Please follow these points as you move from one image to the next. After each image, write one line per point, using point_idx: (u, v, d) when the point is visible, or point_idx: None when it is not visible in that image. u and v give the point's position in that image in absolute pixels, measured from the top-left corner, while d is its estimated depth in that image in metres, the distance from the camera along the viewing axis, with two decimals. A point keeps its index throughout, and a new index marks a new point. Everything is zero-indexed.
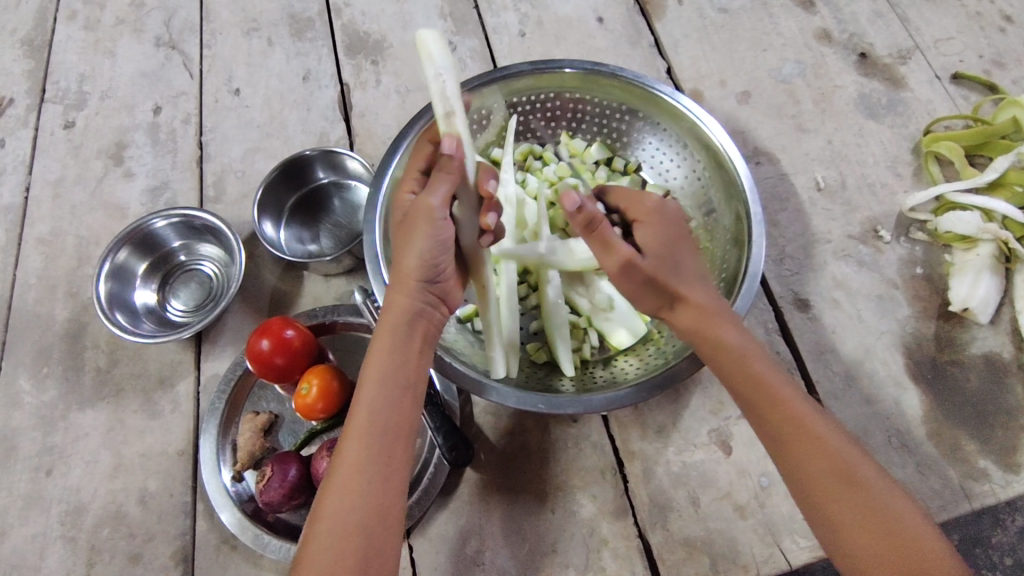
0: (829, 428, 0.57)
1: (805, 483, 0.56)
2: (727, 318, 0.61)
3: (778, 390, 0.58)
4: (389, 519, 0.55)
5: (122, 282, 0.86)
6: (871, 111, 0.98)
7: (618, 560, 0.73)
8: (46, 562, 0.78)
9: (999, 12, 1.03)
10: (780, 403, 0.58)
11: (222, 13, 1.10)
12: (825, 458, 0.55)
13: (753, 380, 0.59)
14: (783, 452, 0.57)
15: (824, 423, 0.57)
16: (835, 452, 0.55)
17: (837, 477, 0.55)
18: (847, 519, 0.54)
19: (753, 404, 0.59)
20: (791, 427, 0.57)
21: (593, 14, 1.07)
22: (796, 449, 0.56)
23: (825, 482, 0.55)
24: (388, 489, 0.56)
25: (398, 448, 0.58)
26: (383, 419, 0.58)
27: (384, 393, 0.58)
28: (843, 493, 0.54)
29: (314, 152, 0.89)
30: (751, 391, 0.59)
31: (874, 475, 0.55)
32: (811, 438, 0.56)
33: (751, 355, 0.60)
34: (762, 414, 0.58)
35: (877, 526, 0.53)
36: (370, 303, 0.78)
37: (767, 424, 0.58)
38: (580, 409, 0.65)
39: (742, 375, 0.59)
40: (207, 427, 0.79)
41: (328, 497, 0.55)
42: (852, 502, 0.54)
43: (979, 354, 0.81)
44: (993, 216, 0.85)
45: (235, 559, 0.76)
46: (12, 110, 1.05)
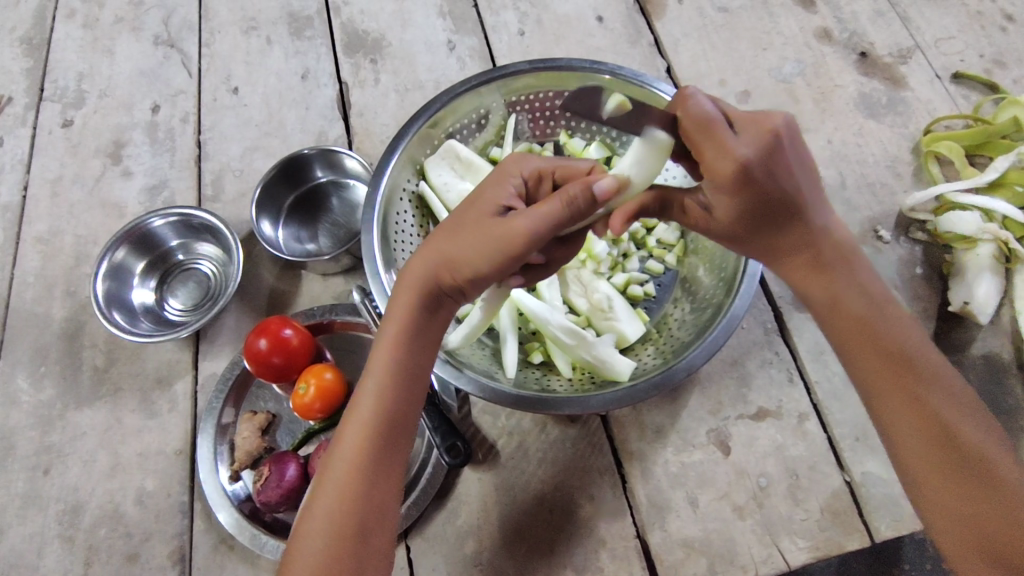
0: (933, 380, 0.57)
1: (896, 438, 0.57)
2: (839, 270, 0.60)
3: (891, 345, 0.58)
4: (385, 519, 0.57)
5: (120, 281, 0.86)
6: (872, 110, 0.97)
7: (616, 561, 0.73)
8: (43, 561, 0.77)
9: (1000, 11, 1.03)
10: (887, 356, 0.58)
11: (221, 12, 1.10)
12: (926, 414, 0.56)
13: (865, 336, 0.59)
14: (876, 405, 0.58)
15: (937, 389, 0.57)
16: (934, 409, 0.56)
17: (931, 437, 0.55)
18: (938, 475, 0.54)
19: (854, 356, 0.60)
20: (891, 381, 0.57)
21: (592, 13, 1.07)
22: (892, 405, 0.57)
23: (920, 441, 0.55)
24: (386, 491, 0.57)
25: (400, 447, 0.59)
26: (385, 418, 0.58)
27: (395, 389, 0.58)
28: (940, 452, 0.55)
29: (313, 151, 0.89)
30: (857, 340, 0.59)
31: (975, 431, 0.55)
32: (912, 397, 0.56)
33: (856, 304, 0.59)
34: (862, 363, 0.59)
35: (970, 482, 0.54)
36: (368, 302, 0.78)
37: (868, 376, 0.59)
38: (577, 409, 0.65)
39: (850, 323, 0.59)
40: (205, 426, 0.79)
41: (321, 501, 0.56)
42: (948, 461, 0.54)
43: (979, 354, 0.81)
44: (993, 216, 0.84)
45: (232, 559, 0.76)
46: (11, 110, 1.05)
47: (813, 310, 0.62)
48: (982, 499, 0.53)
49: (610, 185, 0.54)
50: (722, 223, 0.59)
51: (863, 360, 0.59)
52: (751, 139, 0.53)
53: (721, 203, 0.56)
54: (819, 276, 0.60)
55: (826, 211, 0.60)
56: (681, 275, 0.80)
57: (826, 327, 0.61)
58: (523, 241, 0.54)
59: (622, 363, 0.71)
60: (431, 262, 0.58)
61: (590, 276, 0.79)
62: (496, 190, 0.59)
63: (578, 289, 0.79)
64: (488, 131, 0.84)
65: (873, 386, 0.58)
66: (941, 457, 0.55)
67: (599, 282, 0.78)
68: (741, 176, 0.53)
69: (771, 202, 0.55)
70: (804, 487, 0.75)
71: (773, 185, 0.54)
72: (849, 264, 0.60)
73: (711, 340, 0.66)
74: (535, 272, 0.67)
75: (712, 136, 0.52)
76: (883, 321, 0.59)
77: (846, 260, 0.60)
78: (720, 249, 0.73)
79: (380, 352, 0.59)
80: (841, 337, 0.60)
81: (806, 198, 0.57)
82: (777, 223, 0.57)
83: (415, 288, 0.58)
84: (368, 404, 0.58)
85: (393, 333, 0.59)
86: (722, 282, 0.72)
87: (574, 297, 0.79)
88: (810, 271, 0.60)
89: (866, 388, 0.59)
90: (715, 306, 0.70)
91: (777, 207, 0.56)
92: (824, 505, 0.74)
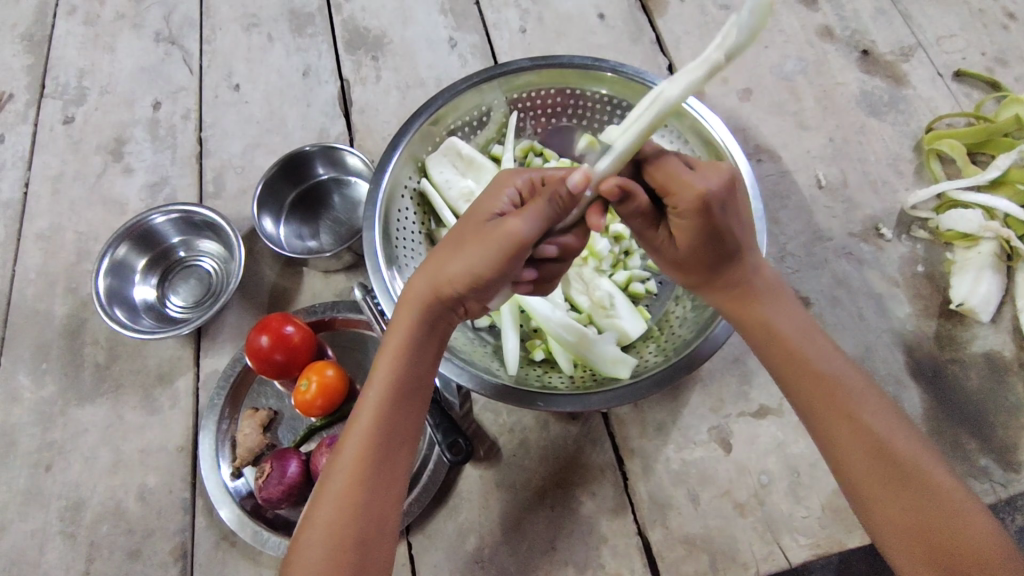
0: (866, 398, 0.57)
1: (839, 462, 0.57)
2: (769, 303, 0.61)
3: (821, 366, 0.59)
4: (384, 528, 0.57)
5: (121, 277, 0.86)
6: (873, 108, 0.97)
7: (617, 557, 0.73)
8: (45, 558, 0.77)
9: (1002, 9, 1.03)
10: (818, 377, 0.58)
11: (222, 9, 1.10)
12: (860, 429, 0.56)
13: (798, 361, 0.59)
14: (818, 428, 0.58)
15: (869, 408, 0.57)
16: (869, 425, 0.56)
17: (869, 452, 0.55)
18: (882, 492, 0.54)
19: (790, 378, 0.60)
20: (824, 397, 0.58)
21: (594, 10, 1.06)
22: (831, 427, 0.57)
23: (861, 456, 0.55)
24: (388, 494, 0.57)
25: (400, 457, 0.59)
26: (384, 427, 0.58)
27: (393, 401, 0.58)
28: (879, 464, 0.55)
29: (314, 147, 0.88)
30: (792, 367, 0.60)
31: (909, 442, 0.55)
32: (846, 416, 0.57)
33: (789, 333, 0.60)
34: (796, 388, 0.59)
35: (905, 490, 0.54)
36: (370, 299, 0.77)
37: (800, 396, 0.59)
38: (578, 407, 0.65)
39: (784, 351, 0.60)
40: (206, 424, 0.79)
41: (323, 505, 0.56)
42: (886, 478, 0.54)
43: (980, 352, 0.81)
44: (995, 214, 0.84)
45: (234, 555, 0.76)
46: (11, 106, 1.05)
47: (749, 340, 0.63)
48: (923, 514, 0.53)
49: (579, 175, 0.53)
50: (683, 250, 0.60)
51: (797, 386, 0.59)
52: (711, 177, 0.54)
53: (681, 233, 0.57)
54: (754, 306, 0.61)
55: (761, 255, 0.62)
56: None
57: (764, 355, 0.62)
58: (516, 243, 0.53)
59: (623, 363, 0.71)
60: (430, 275, 0.57)
61: (591, 274, 0.79)
62: (493, 203, 0.59)
63: (579, 287, 0.79)
64: (489, 128, 0.84)
65: (809, 408, 0.59)
66: (880, 470, 0.55)
67: (600, 280, 0.79)
68: (702, 208, 0.54)
69: (718, 237, 0.56)
70: (805, 484, 0.75)
71: (720, 224, 0.55)
72: (780, 296, 0.62)
73: (714, 337, 0.66)
74: (549, 266, 0.65)
75: (676, 175, 0.55)
76: (813, 348, 0.60)
77: (776, 296, 0.62)
78: None
79: (381, 366, 0.59)
80: (780, 363, 0.60)
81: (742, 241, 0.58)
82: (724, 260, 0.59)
83: (416, 302, 0.58)
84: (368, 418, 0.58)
85: (398, 344, 0.59)
86: None
87: (575, 294, 0.80)
88: (740, 299, 0.61)
89: (806, 411, 0.59)
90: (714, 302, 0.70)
91: (725, 245, 0.57)
92: (825, 502, 0.74)
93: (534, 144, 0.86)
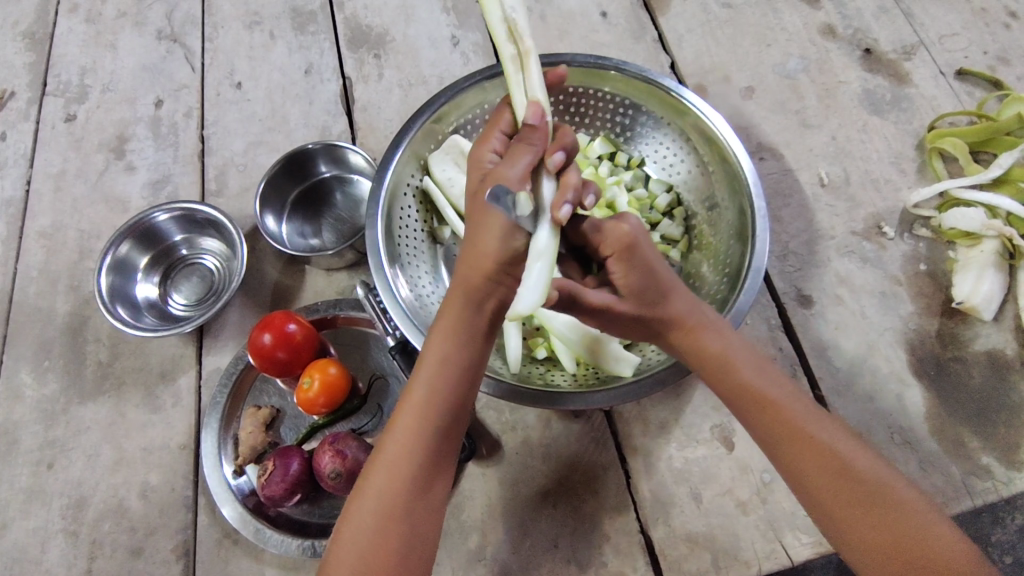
0: (820, 421, 0.57)
1: (806, 485, 0.56)
2: (716, 333, 0.60)
3: (769, 394, 0.58)
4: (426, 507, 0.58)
5: (124, 275, 0.86)
6: (876, 107, 0.97)
7: (620, 555, 0.73)
8: (47, 555, 0.78)
9: (1005, 8, 1.03)
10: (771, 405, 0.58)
11: (224, 7, 1.10)
12: (821, 451, 0.56)
13: (748, 392, 0.59)
14: (781, 454, 0.57)
15: (828, 429, 0.57)
16: (829, 446, 0.56)
17: (832, 474, 0.55)
18: (851, 513, 0.54)
19: (747, 414, 0.59)
20: (781, 423, 0.57)
21: (596, 8, 1.06)
22: (793, 452, 0.56)
23: (831, 483, 0.55)
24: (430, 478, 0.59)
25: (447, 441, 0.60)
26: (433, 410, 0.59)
27: (441, 381, 0.59)
28: (845, 487, 0.54)
29: (316, 145, 0.88)
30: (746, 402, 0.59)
31: (872, 462, 0.56)
32: (806, 439, 0.56)
33: (739, 370, 0.59)
34: (752, 417, 0.59)
35: (871, 510, 0.54)
36: (372, 296, 0.78)
37: (758, 425, 0.59)
38: (581, 405, 0.65)
39: (735, 383, 0.59)
40: (208, 422, 0.79)
41: (375, 475, 0.58)
42: (853, 499, 0.54)
43: (982, 350, 0.81)
44: (997, 212, 0.85)
45: (236, 553, 0.76)
46: (13, 104, 1.05)
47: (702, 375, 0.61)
48: (902, 535, 0.53)
49: (533, 109, 0.60)
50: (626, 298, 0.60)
51: (751, 415, 0.59)
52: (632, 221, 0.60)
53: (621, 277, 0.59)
54: (702, 339, 0.59)
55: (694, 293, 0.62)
56: (685, 271, 0.80)
57: (719, 388, 0.60)
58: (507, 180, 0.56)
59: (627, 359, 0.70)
60: (475, 256, 0.58)
61: None
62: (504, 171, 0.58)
63: None
64: None
65: (776, 444, 0.57)
66: (844, 490, 0.54)
67: None
68: (628, 246, 0.58)
69: (651, 276, 0.58)
70: None
71: (650, 261, 0.58)
72: (725, 329, 0.61)
73: None
74: None
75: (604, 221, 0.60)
76: (763, 379, 0.59)
77: (720, 328, 0.61)
78: (727, 246, 0.74)
79: (431, 353, 0.59)
80: (735, 396, 0.60)
81: (672, 282, 0.60)
82: (658, 307, 0.59)
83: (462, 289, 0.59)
84: (421, 394, 0.59)
85: (445, 328, 0.59)
86: (727, 276, 0.72)
87: None
88: (693, 336, 0.60)
89: (766, 437, 0.58)
90: (720, 301, 0.71)
91: (658, 286, 0.59)
92: None
93: None
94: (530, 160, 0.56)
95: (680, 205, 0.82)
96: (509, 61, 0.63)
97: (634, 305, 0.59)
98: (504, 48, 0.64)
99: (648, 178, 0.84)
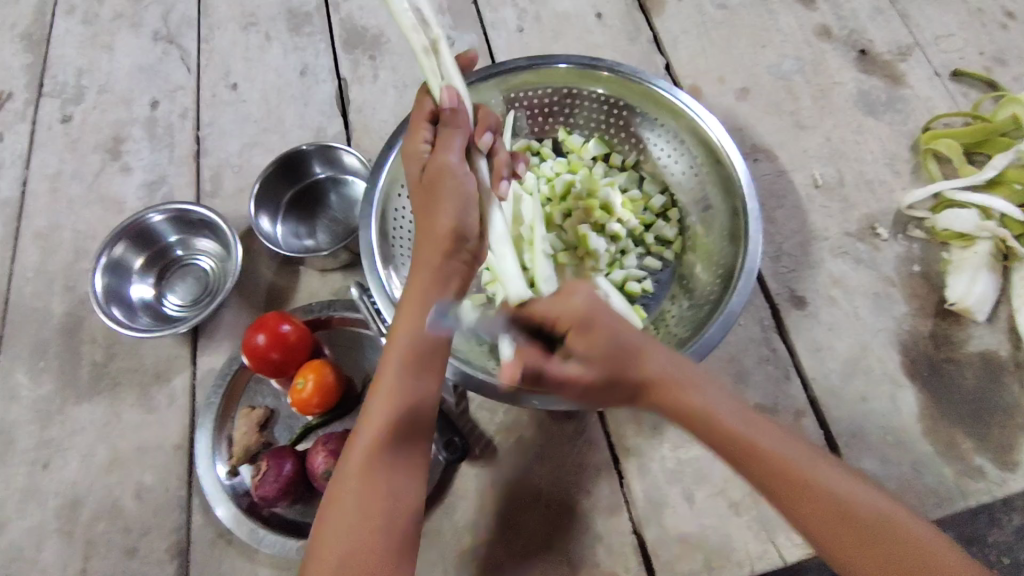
0: (815, 464, 0.55)
1: (815, 533, 0.54)
2: (695, 389, 0.55)
3: (765, 444, 0.55)
4: (405, 482, 0.60)
5: (119, 275, 0.86)
6: (871, 108, 0.97)
7: (613, 556, 0.74)
8: (42, 555, 0.78)
9: (1000, 9, 1.03)
10: (770, 454, 0.54)
11: (221, 8, 1.10)
12: (823, 498, 0.53)
13: (747, 445, 0.55)
14: (784, 504, 0.55)
15: (825, 472, 0.54)
16: (829, 489, 0.54)
17: (839, 519, 0.53)
18: (862, 560, 0.52)
19: (753, 472, 0.55)
20: (783, 475, 0.54)
21: (592, 9, 1.07)
22: (796, 499, 0.54)
23: (838, 531, 0.53)
24: (409, 454, 0.61)
25: (418, 416, 0.62)
26: (401, 393, 0.61)
27: (406, 363, 0.62)
28: (854, 532, 0.52)
29: (311, 146, 0.89)
30: (746, 456, 0.55)
31: (874, 501, 0.54)
32: (807, 485, 0.54)
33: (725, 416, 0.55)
34: (752, 471, 0.55)
35: (880, 552, 0.52)
36: (366, 299, 0.77)
37: (761, 480, 0.55)
38: (573, 406, 0.65)
39: (730, 439, 0.55)
40: (202, 422, 0.80)
41: (357, 447, 0.60)
42: (861, 544, 0.52)
43: (976, 351, 0.81)
44: (991, 213, 0.85)
45: (230, 553, 0.76)
46: (10, 105, 1.05)
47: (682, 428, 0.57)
48: (913, 572, 0.51)
49: (448, 94, 0.67)
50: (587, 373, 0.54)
51: (753, 470, 0.55)
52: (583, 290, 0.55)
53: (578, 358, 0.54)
54: (685, 397, 0.55)
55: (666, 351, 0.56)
56: (678, 272, 0.80)
57: (714, 447, 0.56)
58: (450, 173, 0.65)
59: None
60: (433, 241, 0.65)
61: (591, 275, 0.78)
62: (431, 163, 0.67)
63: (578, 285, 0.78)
64: None
65: (779, 497, 0.54)
66: (852, 536, 0.52)
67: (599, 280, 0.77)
68: (586, 319, 0.53)
69: (614, 343, 0.54)
70: None
71: (611, 329, 0.54)
72: (707, 384, 0.56)
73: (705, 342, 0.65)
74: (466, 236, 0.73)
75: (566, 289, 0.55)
76: (756, 430, 0.55)
77: (700, 380, 0.56)
78: (720, 248, 0.75)
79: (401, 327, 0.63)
80: (732, 452, 0.55)
81: (638, 346, 0.55)
82: (627, 375, 0.54)
83: (429, 266, 0.64)
84: (389, 382, 0.61)
85: (411, 307, 0.63)
86: (721, 277, 0.72)
87: None
88: (669, 398, 0.55)
89: (768, 490, 0.55)
90: (713, 302, 0.71)
91: (621, 353, 0.54)
92: None
93: (531, 143, 0.85)
94: (458, 146, 0.67)
95: (674, 206, 0.82)
96: (423, 53, 0.69)
97: (602, 369, 0.54)
98: (417, 41, 0.69)
99: (642, 180, 0.84)
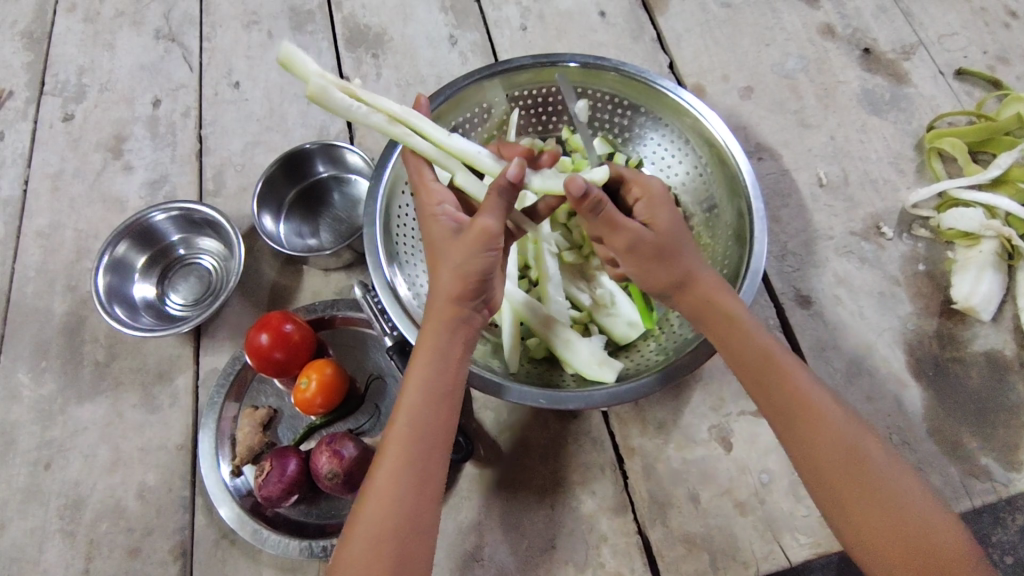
0: (833, 405, 0.59)
1: (815, 462, 0.58)
2: (725, 293, 0.63)
3: (783, 363, 0.61)
4: (421, 527, 0.55)
5: (122, 275, 0.86)
6: (875, 106, 0.97)
7: (618, 556, 0.73)
8: (45, 556, 0.77)
9: (1003, 8, 1.02)
10: (790, 379, 0.60)
11: (223, 6, 1.10)
12: (833, 432, 0.58)
13: (766, 357, 0.61)
14: (791, 427, 0.59)
15: (840, 412, 0.59)
16: (841, 428, 0.58)
17: (845, 455, 0.57)
18: (856, 495, 0.56)
19: (767, 388, 0.61)
20: (798, 398, 0.59)
21: (595, 7, 1.06)
22: (804, 424, 0.58)
23: (839, 461, 0.57)
24: (425, 500, 0.56)
25: (433, 461, 0.57)
26: (417, 439, 0.56)
27: (423, 408, 0.57)
28: (853, 469, 0.56)
29: (314, 144, 0.88)
30: (763, 369, 0.61)
31: (881, 455, 0.57)
32: (817, 414, 0.58)
33: (757, 335, 0.62)
34: (769, 385, 0.61)
35: (874, 494, 0.55)
36: (370, 297, 0.77)
37: (773, 397, 0.60)
38: (581, 404, 0.64)
39: (753, 348, 0.61)
40: (206, 422, 0.79)
41: (364, 508, 0.55)
42: (859, 483, 0.56)
43: (980, 351, 0.81)
44: (996, 213, 0.85)
45: (234, 554, 0.76)
46: (11, 103, 1.04)
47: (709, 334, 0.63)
48: (903, 522, 0.54)
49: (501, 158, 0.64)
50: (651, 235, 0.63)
51: (767, 386, 0.61)
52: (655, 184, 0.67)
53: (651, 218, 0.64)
54: (720, 297, 0.62)
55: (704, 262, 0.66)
56: None
57: (730, 358, 0.63)
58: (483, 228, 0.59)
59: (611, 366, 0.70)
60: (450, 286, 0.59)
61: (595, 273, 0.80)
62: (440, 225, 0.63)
63: (580, 284, 0.80)
64: (490, 124, 0.83)
65: (785, 415, 0.60)
66: (851, 469, 0.56)
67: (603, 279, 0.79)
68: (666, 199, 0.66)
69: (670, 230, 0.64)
70: None
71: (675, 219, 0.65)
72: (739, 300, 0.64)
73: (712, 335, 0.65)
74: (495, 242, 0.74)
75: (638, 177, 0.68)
76: (782, 351, 0.62)
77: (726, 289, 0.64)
78: (724, 248, 0.74)
79: (413, 378, 0.58)
80: (749, 361, 0.62)
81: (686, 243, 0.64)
82: (673, 260, 0.63)
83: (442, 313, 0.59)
84: (404, 428, 0.57)
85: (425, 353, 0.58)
86: (725, 278, 0.72)
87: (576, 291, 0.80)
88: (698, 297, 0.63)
89: (777, 411, 0.60)
90: None
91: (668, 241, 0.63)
92: None
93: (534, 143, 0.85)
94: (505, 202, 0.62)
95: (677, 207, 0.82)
96: (388, 125, 0.68)
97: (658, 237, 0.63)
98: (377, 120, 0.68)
99: None
